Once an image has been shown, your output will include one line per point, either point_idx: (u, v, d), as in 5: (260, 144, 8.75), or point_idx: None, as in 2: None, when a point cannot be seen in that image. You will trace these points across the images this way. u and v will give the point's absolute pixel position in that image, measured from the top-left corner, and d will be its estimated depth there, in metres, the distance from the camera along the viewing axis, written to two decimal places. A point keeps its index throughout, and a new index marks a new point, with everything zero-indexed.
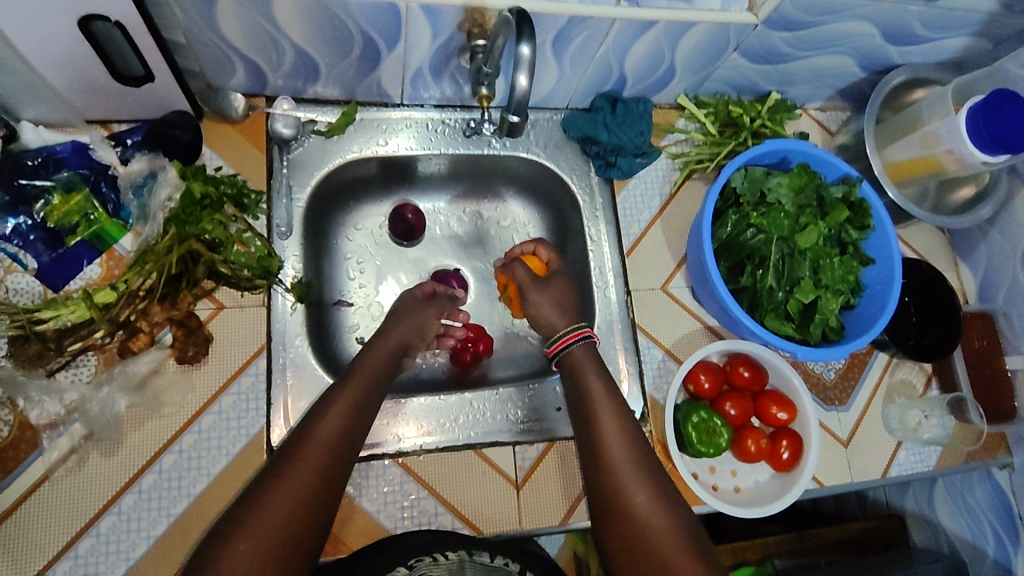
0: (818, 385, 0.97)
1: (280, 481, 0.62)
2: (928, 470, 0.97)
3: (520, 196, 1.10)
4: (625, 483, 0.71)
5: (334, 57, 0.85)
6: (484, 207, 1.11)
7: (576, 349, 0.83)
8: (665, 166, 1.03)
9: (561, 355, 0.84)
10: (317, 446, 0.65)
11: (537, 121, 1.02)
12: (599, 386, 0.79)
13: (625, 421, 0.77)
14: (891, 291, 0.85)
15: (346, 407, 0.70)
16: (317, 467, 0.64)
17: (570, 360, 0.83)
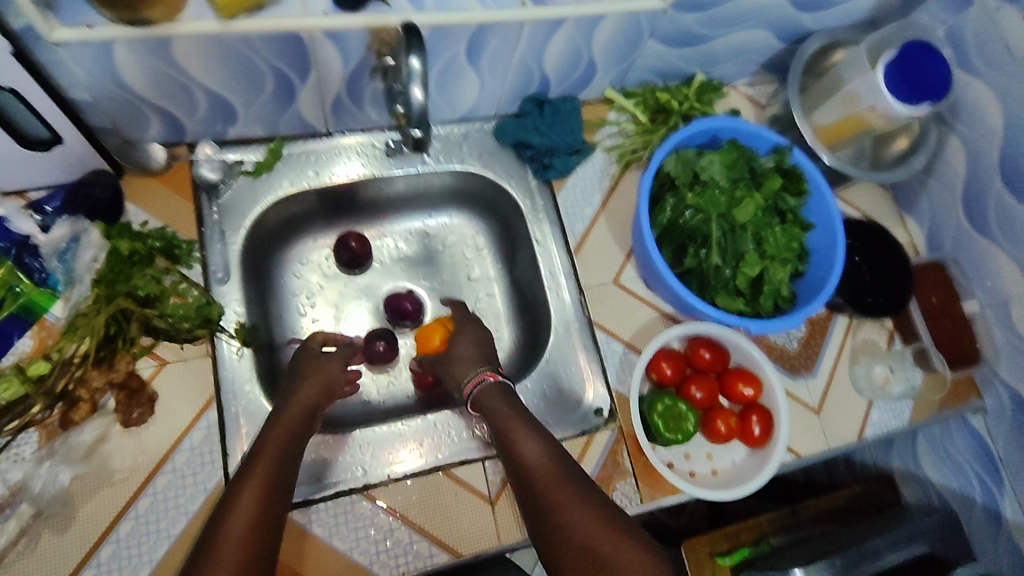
0: (783, 356, 0.97)
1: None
2: (903, 425, 0.97)
3: (463, 210, 1.10)
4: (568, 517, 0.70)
5: (249, 94, 0.85)
6: (428, 227, 1.10)
7: (482, 390, 0.81)
8: (602, 161, 1.03)
9: (473, 398, 0.81)
10: (233, 544, 0.62)
11: (468, 132, 1.02)
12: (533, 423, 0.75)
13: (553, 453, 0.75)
14: (835, 253, 0.86)
15: (257, 487, 0.66)
16: (238, 566, 0.61)
17: (485, 401, 0.80)
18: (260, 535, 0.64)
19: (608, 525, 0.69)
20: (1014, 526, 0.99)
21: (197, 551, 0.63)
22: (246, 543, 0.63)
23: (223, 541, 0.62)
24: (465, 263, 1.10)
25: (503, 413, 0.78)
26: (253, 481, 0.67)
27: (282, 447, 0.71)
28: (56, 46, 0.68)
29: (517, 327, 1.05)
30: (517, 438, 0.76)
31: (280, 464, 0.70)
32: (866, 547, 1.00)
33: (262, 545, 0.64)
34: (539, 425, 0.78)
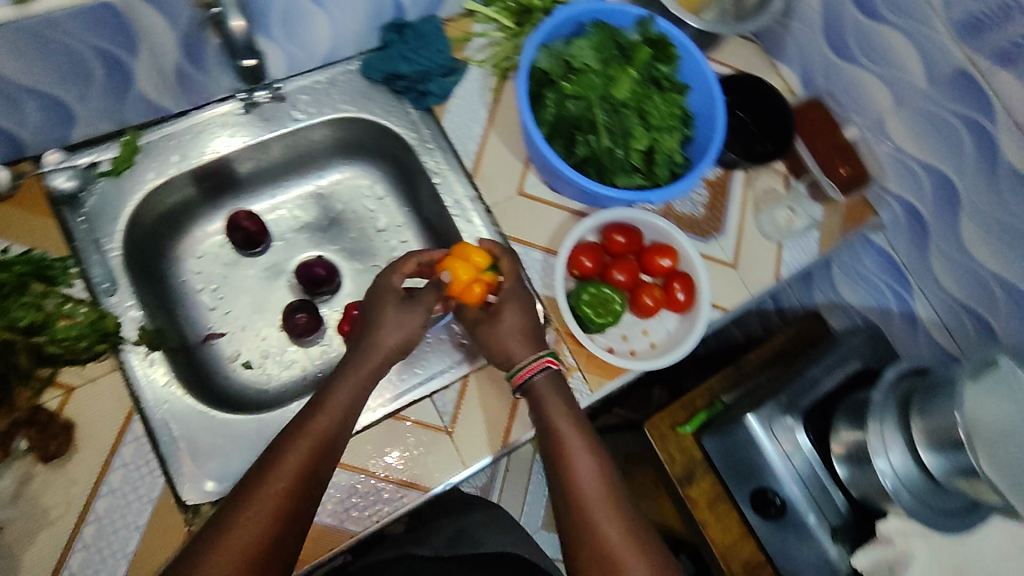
0: (693, 224, 1.01)
1: (238, 526, 0.64)
2: (813, 257, 1.03)
3: (353, 161, 1.05)
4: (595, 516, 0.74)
5: (79, 86, 0.77)
6: (320, 189, 1.06)
7: (539, 380, 0.79)
8: (478, 76, 0.99)
9: (524, 386, 0.80)
10: (274, 497, 0.66)
11: (334, 77, 0.96)
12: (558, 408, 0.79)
13: (599, 460, 0.78)
14: (716, 111, 0.88)
15: (309, 452, 0.69)
16: (277, 514, 0.66)
17: (538, 394, 0.79)
18: (306, 485, 0.68)
19: (638, 541, 0.74)
20: (927, 322, 1.09)
21: (246, 480, 0.68)
22: (285, 503, 0.67)
23: (269, 484, 0.67)
24: (370, 217, 1.05)
25: (547, 406, 0.79)
26: (314, 437, 0.70)
27: (340, 415, 0.73)
28: None
29: None
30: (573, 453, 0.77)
31: (336, 434, 0.72)
32: (806, 377, 1.08)
33: (304, 503, 0.68)
34: (597, 447, 0.79)
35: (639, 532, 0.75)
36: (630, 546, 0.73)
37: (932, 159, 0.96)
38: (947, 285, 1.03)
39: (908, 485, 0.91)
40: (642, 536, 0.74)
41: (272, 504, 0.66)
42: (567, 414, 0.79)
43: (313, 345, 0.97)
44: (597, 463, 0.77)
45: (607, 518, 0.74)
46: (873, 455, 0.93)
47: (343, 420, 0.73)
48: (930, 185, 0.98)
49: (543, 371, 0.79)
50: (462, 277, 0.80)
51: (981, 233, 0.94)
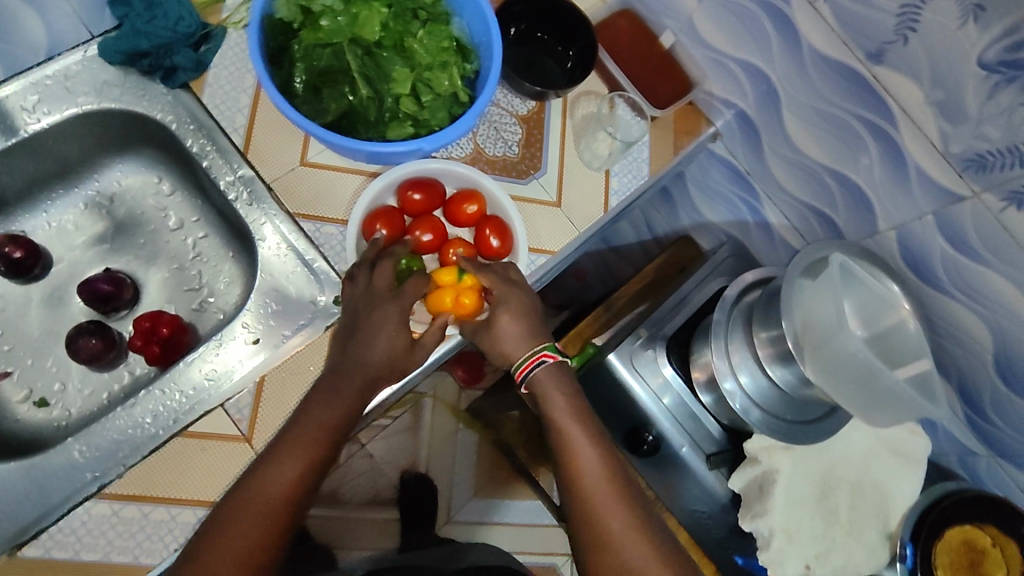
0: (507, 165, 0.92)
1: (225, 538, 0.65)
2: (645, 181, 0.95)
3: (129, 159, 0.94)
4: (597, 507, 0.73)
5: None
6: (100, 198, 0.95)
7: (540, 374, 0.78)
8: (238, 40, 0.88)
9: (526, 381, 0.78)
10: (258, 506, 0.66)
11: (66, 69, 0.83)
12: (569, 415, 0.77)
13: (609, 455, 0.76)
14: (493, 40, 0.77)
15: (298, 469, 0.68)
16: (267, 534, 0.66)
17: (538, 385, 0.78)
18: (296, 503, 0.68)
19: (636, 516, 0.73)
20: (779, 228, 1.03)
21: (232, 497, 0.67)
22: (275, 524, 0.67)
23: (257, 504, 0.66)
24: (161, 215, 0.96)
25: (551, 403, 0.78)
26: (310, 452, 0.69)
27: (330, 430, 0.70)
28: None
29: (238, 258, 0.93)
30: (564, 429, 0.76)
31: (325, 446, 0.70)
32: (670, 303, 1.02)
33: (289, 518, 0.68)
34: (605, 437, 0.78)
35: (635, 505, 0.74)
36: (626, 522, 0.72)
37: (744, 54, 0.88)
38: (788, 187, 0.96)
39: (760, 402, 0.87)
40: (636, 509, 0.73)
41: (256, 517, 0.66)
42: (560, 394, 0.78)
43: (112, 367, 0.89)
44: (596, 445, 0.76)
45: (596, 494, 0.73)
46: (721, 378, 0.87)
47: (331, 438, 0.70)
48: (750, 85, 0.91)
49: (543, 369, 0.77)
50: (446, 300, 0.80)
51: (804, 127, 0.88)
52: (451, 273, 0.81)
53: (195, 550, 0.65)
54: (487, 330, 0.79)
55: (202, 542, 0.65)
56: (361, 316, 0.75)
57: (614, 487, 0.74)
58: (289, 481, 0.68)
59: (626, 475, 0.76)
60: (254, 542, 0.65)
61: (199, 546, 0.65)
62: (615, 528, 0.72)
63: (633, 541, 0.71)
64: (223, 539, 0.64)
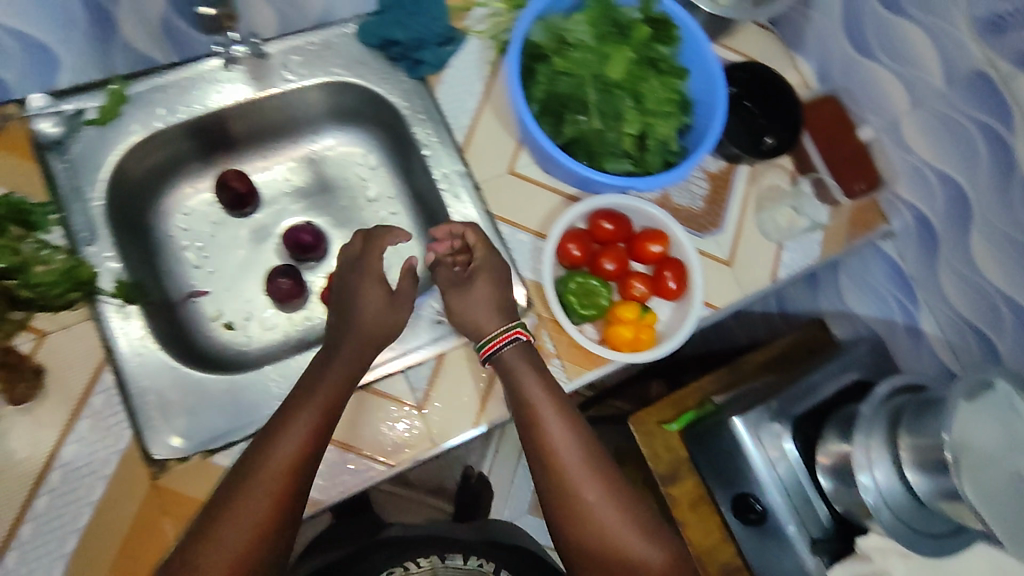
0: (689, 217, 0.96)
1: (244, 507, 0.69)
2: (813, 262, 0.98)
3: (348, 129, 1.04)
4: (575, 493, 0.77)
5: (60, 28, 0.78)
6: (313, 156, 1.04)
7: (507, 353, 0.79)
8: (477, 48, 0.96)
9: (492, 358, 0.80)
10: (276, 474, 0.70)
11: (327, 41, 0.93)
12: (541, 393, 0.78)
13: (584, 436, 0.79)
14: (717, 99, 0.83)
15: (302, 438, 0.72)
16: (278, 495, 0.70)
17: (502, 365, 0.79)
18: (307, 459, 0.72)
19: (617, 500, 0.78)
20: (933, 338, 1.03)
21: (223, 489, 0.71)
22: (287, 480, 0.70)
23: (269, 469, 0.70)
24: (361, 184, 1.05)
25: (523, 382, 0.78)
26: (309, 417, 0.73)
27: (337, 398, 0.75)
28: None
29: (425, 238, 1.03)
30: (540, 418, 0.78)
31: (326, 412, 0.74)
32: (804, 384, 1.04)
33: (294, 474, 0.71)
34: (574, 417, 0.80)
35: (614, 483, 0.79)
36: (609, 504, 0.77)
37: (946, 167, 0.91)
38: (953, 302, 0.97)
39: (891, 504, 0.87)
40: (618, 488, 0.79)
41: (270, 487, 0.70)
42: (526, 370, 0.79)
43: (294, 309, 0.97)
44: (571, 431, 0.79)
45: (576, 478, 0.77)
46: (856, 469, 0.89)
47: (330, 411, 0.74)
48: (942, 193, 0.93)
49: (510, 348, 0.79)
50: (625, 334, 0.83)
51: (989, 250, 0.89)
52: (635, 309, 0.85)
53: (207, 523, 0.69)
54: (465, 287, 0.82)
55: (205, 526, 0.69)
56: (350, 283, 0.83)
57: (598, 472, 0.78)
58: (291, 454, 0.71)
59: (600, 459, 0.80)
60: (267, 504, 0.69)
61: (203, 531, 0.68)
62: (598, 511, 0.77)
63: (617, 523, 0.77)
64: (234, 512, 0.69)
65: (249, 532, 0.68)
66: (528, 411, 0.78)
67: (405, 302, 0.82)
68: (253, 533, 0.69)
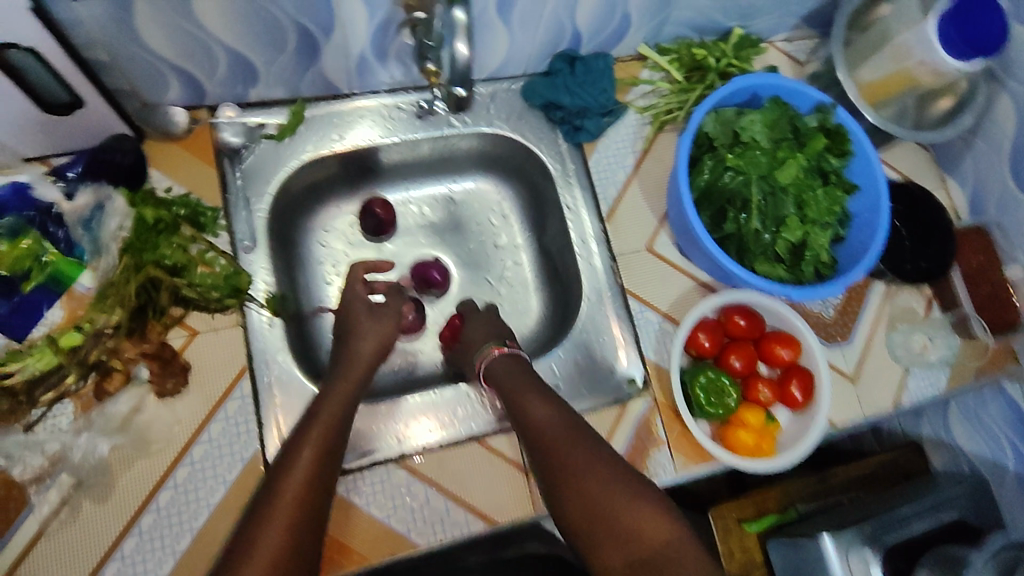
0: (819, 324, 0.95)
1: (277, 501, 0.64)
2: (940, 394, 0.95)
3: (490, 174, 1.06)
4: (573, 473, 0.71)
5: (271, 53, 0.79)
6: (452, 195, 1.06)
7: (493, 364, 0.83)
8: (634, 122, 0.98)
9: (483, 372, 0.83)
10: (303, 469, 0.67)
11: (495, 93, 0.97)
12: (515, 377, 0.80)
13: (562, 411, 0.76)
14: (880, 219, 0.82)
15: (318, 432, 0.71)
16: (310, 478, 0.66)
17: (495, 375, 0.82)
18: (331, 443, 0.71)
19: (604, 465, 0.71)
20: None
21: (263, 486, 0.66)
22: (315, 462, 0.68)
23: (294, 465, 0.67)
24: (492, 231, 1.06)
25: (501, 373, 0.81)
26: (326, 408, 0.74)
27: (350, 390, 0.78)
28: None
29: (545, 295, 1.03)
30: (525, 408, 0.76)
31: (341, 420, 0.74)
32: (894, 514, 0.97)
33: (326, 463, 0.69)
34: (552, 395, 0.78)
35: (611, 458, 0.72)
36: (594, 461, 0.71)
37: None
38: None
39: None
40: (606, 457, 0.72)
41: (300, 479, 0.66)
42: (513, 372, 0.81)
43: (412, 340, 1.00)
44: (552, 408, 0.76)
45: (558, 444, 0.73)
46: None
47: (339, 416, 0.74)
48: None
49: (501, 358, 0.83)
50: (746, 442, 0.83)
51: None
52: (760, 416, 0.85)
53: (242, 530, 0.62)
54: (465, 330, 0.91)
55: (247, 528, 0.62)
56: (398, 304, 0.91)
57: (581, 441, 0.73)
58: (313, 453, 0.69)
59: (585, 431, 0.75)
60: (296, 488, 0.65)
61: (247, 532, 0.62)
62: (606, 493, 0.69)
63: (606, 483, 0.69)
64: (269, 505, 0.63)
65: (282, 516, 0.62)
66: (520, 412, 0.76)
67: (391, 319, 0.88)
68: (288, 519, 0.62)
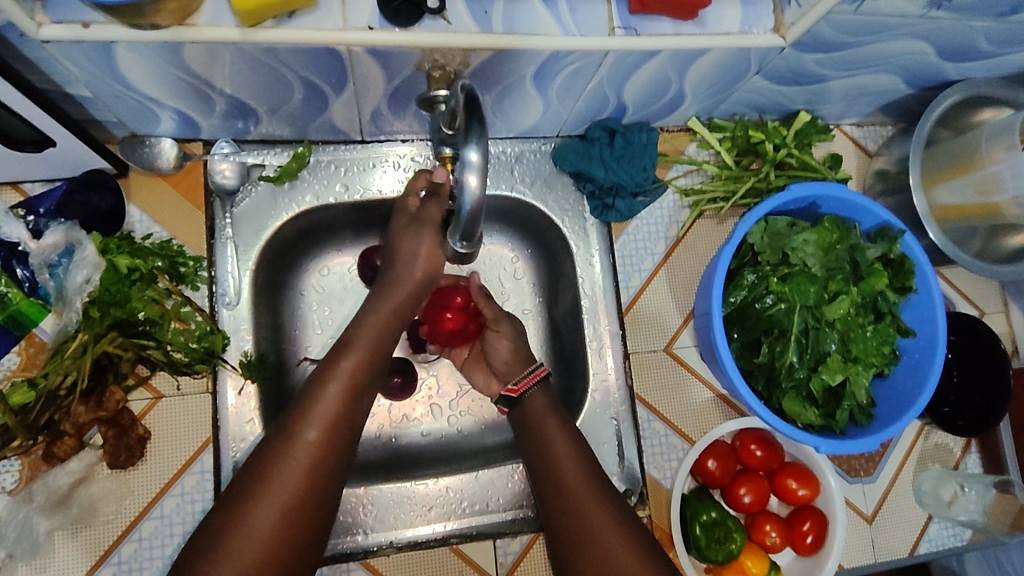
0: (842, 455, 0.87)
1: (270, 490, 0.58)
2: (962, 547, 0.87)
3: (504, 230, 0.94)
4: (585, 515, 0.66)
5: (275, 100, 0.70)
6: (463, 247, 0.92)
7: (532, 394, 0.77)
8: (672, 204, 0.89)
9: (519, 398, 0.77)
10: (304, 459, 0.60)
11: (522, 154, 0.87)
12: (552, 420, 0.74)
13: (585, 455, 0.71)
14: (932, 368, 0.73)
15: (332, 411, 0.63)
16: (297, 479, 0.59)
17: (530, 407, 0.76)
18: (335, 436, 0.63)
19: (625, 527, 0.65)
20: None
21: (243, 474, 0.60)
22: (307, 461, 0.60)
23: (297, 448, 0.61)
24: (500, 293, 0.94)
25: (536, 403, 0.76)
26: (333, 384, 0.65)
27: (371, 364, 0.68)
28: (43, 44, 0.54)
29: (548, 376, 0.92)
30: (554, 450, 0.71)
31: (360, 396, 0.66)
32: None
33: (337, 449, 0.63)
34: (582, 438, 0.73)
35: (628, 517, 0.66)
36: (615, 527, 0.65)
37: None
38: None
39: None
40: (619, 508, 0.67)
41: (300, 469, 0.60)
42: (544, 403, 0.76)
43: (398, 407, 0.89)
44: (578, 449, 0.71)
45: (577, 484, 0.68)
46: None
47: (359, 391, 0.66)
48: None
49: (538, 386, 0.77)
50: None
51: None
52: (762, 564, 0.78)
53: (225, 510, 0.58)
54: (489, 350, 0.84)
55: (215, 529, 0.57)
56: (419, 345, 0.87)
57: (599, 490, 0.68)
58: (321, 437, 0.62)
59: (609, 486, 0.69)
60: (297, 476, 0.60)
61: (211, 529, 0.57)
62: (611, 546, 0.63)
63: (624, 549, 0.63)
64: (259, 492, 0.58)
65: (269, 507, 0.58)
66: (543, 450, 0.72)
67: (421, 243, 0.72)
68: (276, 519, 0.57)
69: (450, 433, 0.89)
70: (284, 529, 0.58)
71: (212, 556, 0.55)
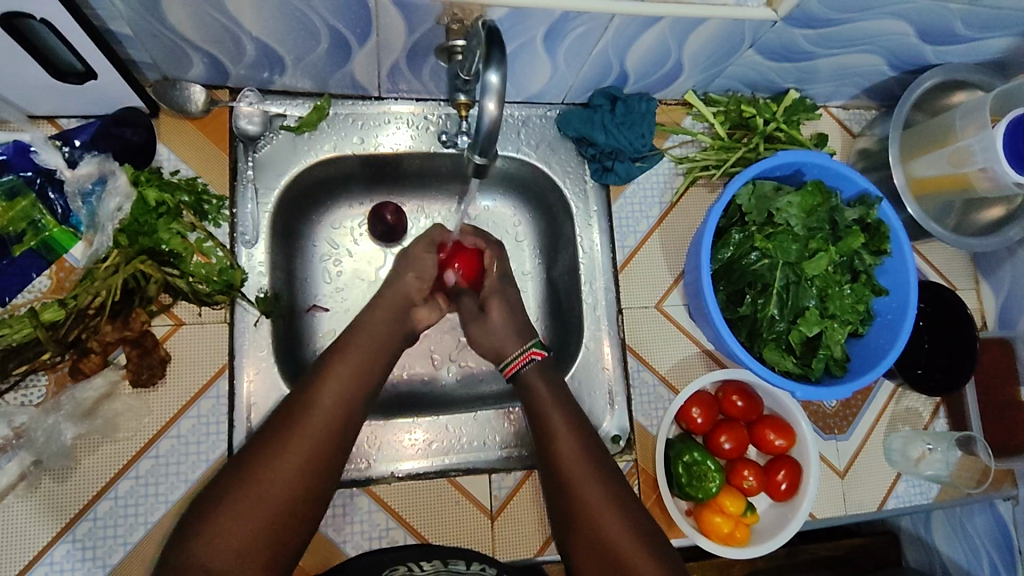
0: (817, 413, 0.92)
1: (317, 399, 0.68)
2: (928, 503, 0.92)
3: (508, 193, 0.99)
4: (574, 481, 0.71)
5: (301, 49, 0.75)
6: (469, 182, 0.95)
7: (528, 371, 0.79)
8: (667, 171, 0.95)
9: (514, 378, 0.80)
10: (344, 379, 0.70)
11: (528, 118, 0.93)
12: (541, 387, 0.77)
13: (575, 422, 0.75)
14: (903, 324, 0.79)
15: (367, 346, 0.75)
16: (312, 455, 0.64)
17: (525, 385, 0.78)
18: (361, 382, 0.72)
19: (619, 509, 0.69)
20: None
21: (272, 425, 0.67)
22: (338, 406, 0.68)
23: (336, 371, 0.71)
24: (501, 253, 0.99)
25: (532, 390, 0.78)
26: (355, 344, 0.75)
27: (378, 353, 0.75)
28: None
29: (545, 331, 0.97)
30: (554, 429, 0.74)
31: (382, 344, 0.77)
32: None
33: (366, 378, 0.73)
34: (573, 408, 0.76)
35: (621, 496, 0.70)
36: (610, 508, 0.69)
37: None
38: None
39: None
40: (606, 473, 0.71)
41: (340, 383, 0.70)
42: (546, 387, 0.77)
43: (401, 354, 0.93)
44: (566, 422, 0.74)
45: (564, 450, 0.72)
46: None
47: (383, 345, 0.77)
48: None
49: (529, 366, 0.79)
50: (722, 529, 0.81)
51: None
52: (740, 504, 0.83)
53: (279, 418, 0.67)
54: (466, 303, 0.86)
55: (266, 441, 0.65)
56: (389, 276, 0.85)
57: (586, 456, 0.72)
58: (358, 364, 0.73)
59: (597, 455, 0.73)
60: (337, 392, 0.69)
61: (227, 485, 0.62)
62: (597, 511, 0.69)
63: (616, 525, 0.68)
64: (306, 404, 0.67)
65: (318, 414, 0.67)
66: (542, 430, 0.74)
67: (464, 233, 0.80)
68: (324, 423, 0.67)
69: (449, 378, 0.94)
70: (326, 441, 0.66)
71: (272, 454, 0.63)
